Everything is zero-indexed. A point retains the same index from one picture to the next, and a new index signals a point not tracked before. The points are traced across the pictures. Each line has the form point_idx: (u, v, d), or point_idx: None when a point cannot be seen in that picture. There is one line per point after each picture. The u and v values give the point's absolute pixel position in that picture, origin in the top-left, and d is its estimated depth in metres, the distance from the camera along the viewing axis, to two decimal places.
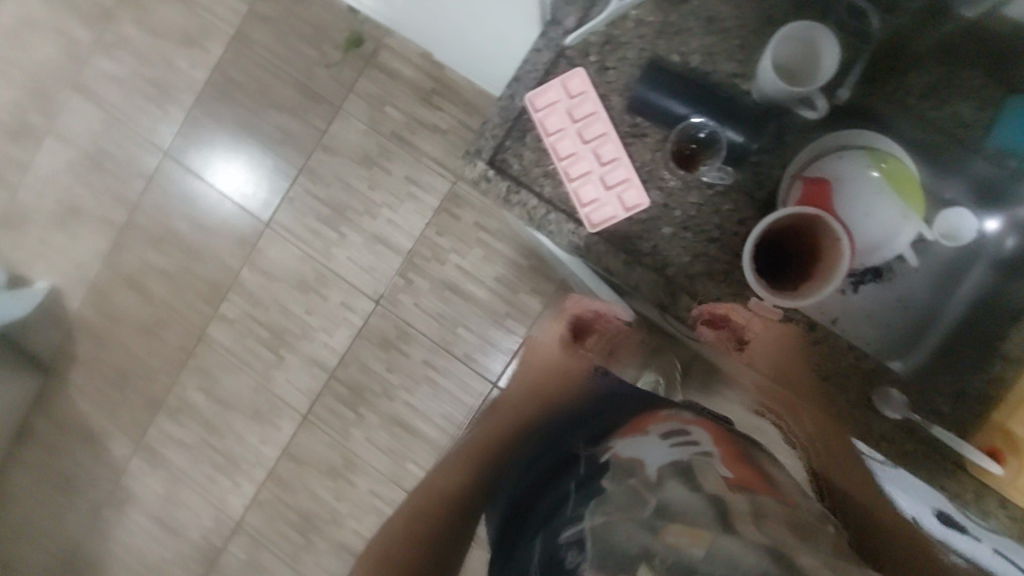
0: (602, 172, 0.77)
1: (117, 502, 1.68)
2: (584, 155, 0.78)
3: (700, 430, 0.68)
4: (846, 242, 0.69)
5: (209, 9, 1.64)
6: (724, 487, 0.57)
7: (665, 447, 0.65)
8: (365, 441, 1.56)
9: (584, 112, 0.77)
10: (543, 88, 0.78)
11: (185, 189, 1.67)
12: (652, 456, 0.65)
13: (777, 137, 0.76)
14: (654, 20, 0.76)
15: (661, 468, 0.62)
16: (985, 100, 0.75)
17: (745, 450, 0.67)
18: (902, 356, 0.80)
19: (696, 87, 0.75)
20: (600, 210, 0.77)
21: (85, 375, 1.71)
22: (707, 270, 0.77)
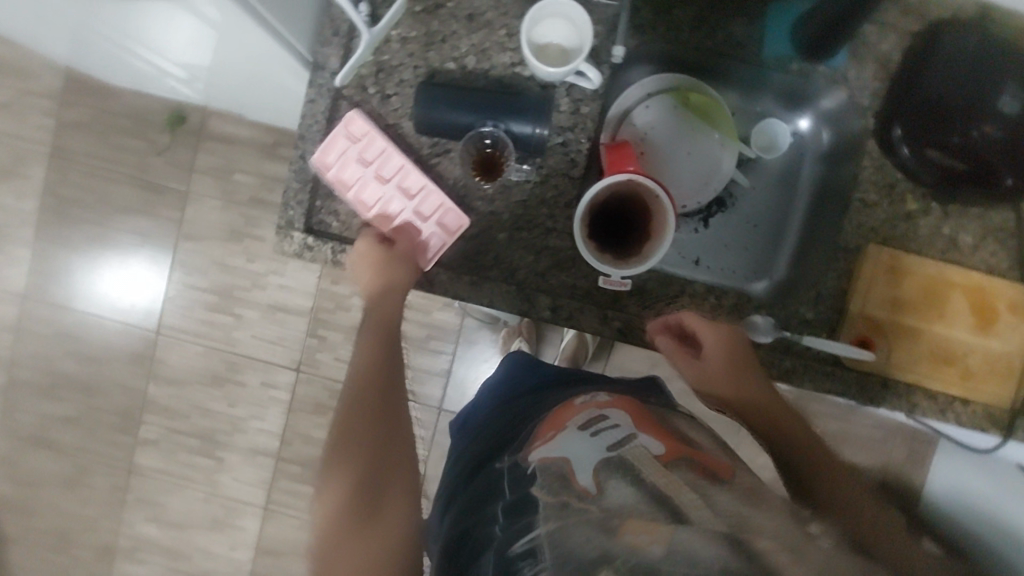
0: (416, 207, 0.75)
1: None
2: (392, 194, 0.75)
3: (614, 408, 0.55)
4: (669, 200, 0.69)
5: (7, 132, 1.47)
6: (659, 466, 0.45)
7: (584, 436, 0.51)
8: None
9: (374, 155, 0.74)
10: (325, 142, 0.73)
11: (56, 326, 1.52)
12: (571, 445, 0.50)
13: (574, 111, 0.75)
14: (417, 34, 0.74)
15: (597, 459, 0.47)
16: (751, 15, 0.76)
17: (665, 422, 0.56)
18: (767, 273, 0.83)
19: (475, 93, 0.73)
20: (428, 246, 0.75)
21: (24, 551, 1.57)
22: (554, 262, 0.76)
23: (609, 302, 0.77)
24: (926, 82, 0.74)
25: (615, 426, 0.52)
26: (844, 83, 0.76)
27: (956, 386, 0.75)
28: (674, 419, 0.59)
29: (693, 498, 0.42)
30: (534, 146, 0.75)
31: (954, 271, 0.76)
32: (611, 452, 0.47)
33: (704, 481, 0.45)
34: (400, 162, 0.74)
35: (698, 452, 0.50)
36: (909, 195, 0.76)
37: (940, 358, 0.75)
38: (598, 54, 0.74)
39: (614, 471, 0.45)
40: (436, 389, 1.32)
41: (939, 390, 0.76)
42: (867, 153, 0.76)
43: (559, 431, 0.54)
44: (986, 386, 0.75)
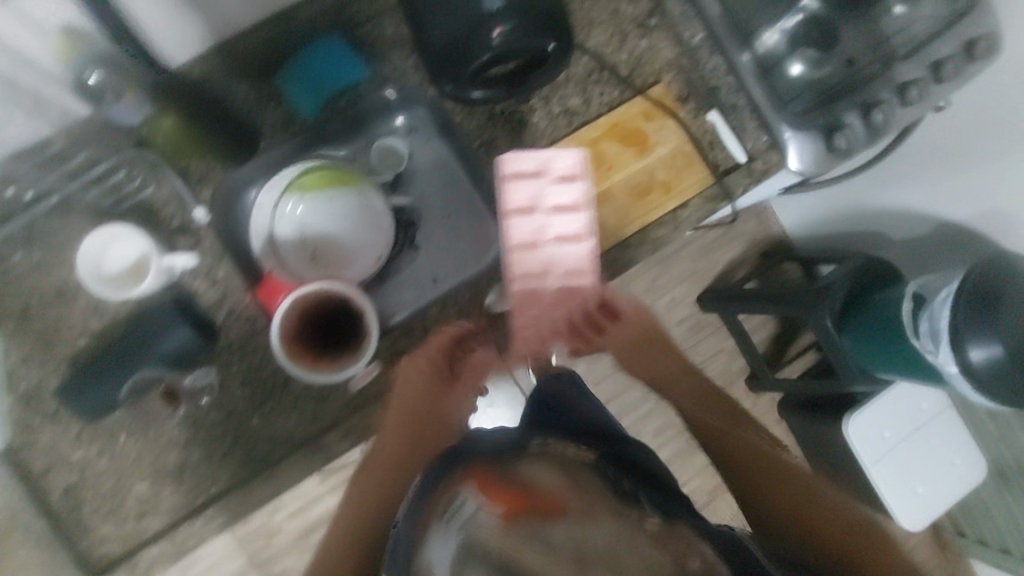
0: (556, 273, 0.82)
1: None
2: (563, 246, 0.81)
3: (462, 483, 0.54)
4: (365, 303, 0.72)
5: None
6: (493, 531, 0.45)
7: (440, 534, 0.50)
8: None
9: (568, 207, 0.81)
10: (517, 160, 0.81)
11: None
12: (437, 548, 0.49)
13: (212, 281, 0.75)
14: (30, 347, 0.72)
15: (451, 560, 0.47)
16: (273, 97, 0.78)
17: (508, 465, 0.55)
18: (492, 241, 0.82)
19: (109, 358, 0.71)
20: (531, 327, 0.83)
21: None
22: (316, 398, 0.74)
23: (385, 387, 0.77)
24: (432, 38, 0.75)
25: (460, 503, 0.51)
26: (387, 77, 0.81)
27: (670, 196, 0.83)
28: (517, 454, 0.58)
29: (534, 549, 0.43)
30: (193, 353, 0.72)
31: (587, 130, 0.83)
32: (457, 542, 0.47)
33: (543, 520, 0.45)
34: (583, 225, 0.80)
35: (530, 482, 0.51)
36: (511, 109, 0.83)
37: (638, 189, 0.83)
38: (187, 226, 0.75)
39: (463, 562, 0.45)
40: None
41: (662, 206, 0.83)
42: (452, 112, 0.82)
43: (430, 532, 0.52)
44: (686, 180, 0.84)
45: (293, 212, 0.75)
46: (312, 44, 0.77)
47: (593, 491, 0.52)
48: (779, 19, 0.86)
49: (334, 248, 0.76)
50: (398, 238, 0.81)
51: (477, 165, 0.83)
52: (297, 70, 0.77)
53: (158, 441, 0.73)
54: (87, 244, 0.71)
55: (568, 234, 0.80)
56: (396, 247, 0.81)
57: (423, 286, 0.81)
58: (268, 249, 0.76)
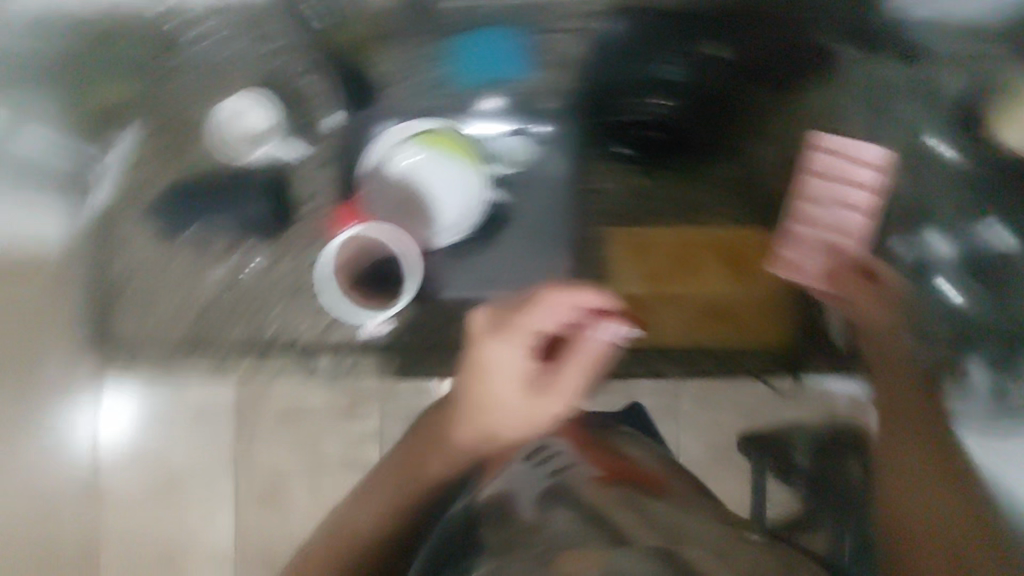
0: (830, 235, 0.79)
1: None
2: (843, 213, 0.79)
3: (558, 437, 0.69)
4: (413, 268, 0.78)
5: None
6: (593, 487, 0.59)
7: (530, 468, 0.66)
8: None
9: (858, 204, 0.79)
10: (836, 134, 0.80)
11: None
12: (523, 480, 0.65)
13: (310, 179, 0.82)
14: (152, 150, 0.82)
15: (536, 493, 0.62)
16: (436, 56, 0.80)
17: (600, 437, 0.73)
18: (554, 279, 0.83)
19: (199, 189, 0.82)
20: (790, 268, 0.80)
21: None
22: (331, 319, 0.82)
23: (387, 344, 0.83)
24: (604, 75, 0.80)
25: (556, 454, 0.66)
26: (549, 91, 0.82)
27: (744, 331, 0.81)
28: (614, 439, 0.74)
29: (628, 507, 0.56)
30: (262, 220, 0.81)
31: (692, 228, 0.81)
32: (550, 479, 0.62)
33: (642, 495, 0.59)
34: (870, 204, 0.79)
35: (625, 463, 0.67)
36: (639, 171, 0.82)
37: (718, 309, 0.80)
38: (317, 122, 0.82)
39: (554, 498, 0.59)
40: None
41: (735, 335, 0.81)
42: (588, 151, 0.83)
43: (512, 464, 0.69)
44: (778, 316, 0.80)
45: (412, 155, 0.81)
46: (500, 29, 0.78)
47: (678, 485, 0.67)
48: (949, 229, 0.79)
49: (425, 203, 0.81)
50: (479, 229, 0.84)
51: (581, 206, 0.83)
52: (471, 47, 0.79)
53: (199, 277, 0.82)
54: (240, 100, 0.80)
55: (849, 208, 0.79)
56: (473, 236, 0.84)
57: (472, 282, 0.83)
58: (372, 176, 0.82)
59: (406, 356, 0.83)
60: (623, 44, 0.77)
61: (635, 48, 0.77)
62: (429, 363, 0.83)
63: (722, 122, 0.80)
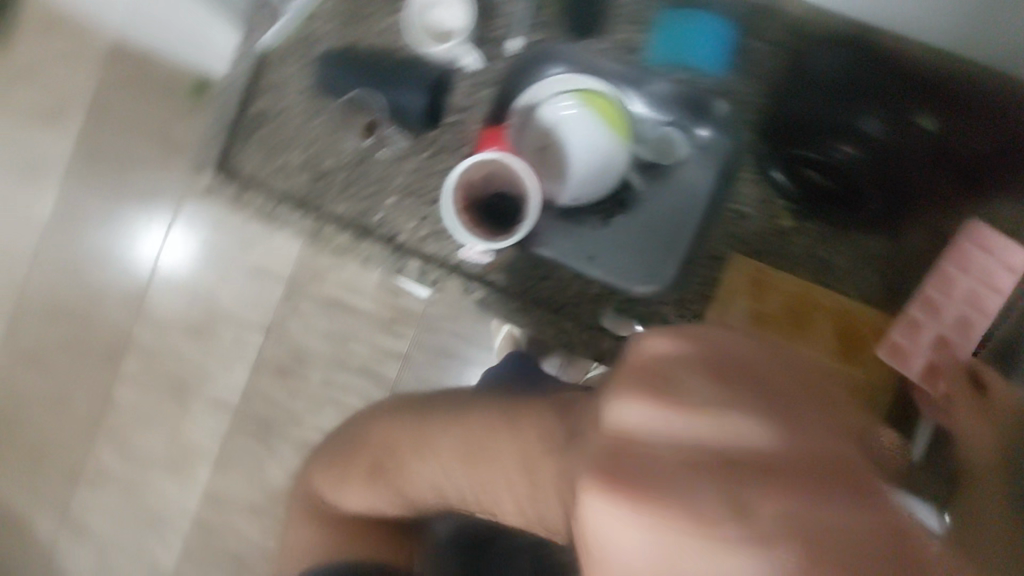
0: (952, 335, 0.68)
1: (76, 564, 1.80)
2: (970, 312, 0.68)
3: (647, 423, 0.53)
4: (529, 214, 0.75)
5: (67, 88, 1.87)
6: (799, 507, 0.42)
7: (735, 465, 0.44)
8: (319, 426, 1.70)
9: (989, 307, 0.67)
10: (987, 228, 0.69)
11: (93, 246, 1.84)
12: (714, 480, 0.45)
13: (472, 92, 0.82)
14: (339, 12, 0.83)
15: None
16: (642, 22, 0.80)
17: None
18: (653, 279, 0.80)
19: (366, 62, 0.81)
20: (897, 355, 0.69)
21: (11, 457, 1.84)
22: (434, 231, 0.81)
23: (477, 275, 0.81)
24: (791, 106, 0.75)
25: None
26: (732, 98, 0.79)
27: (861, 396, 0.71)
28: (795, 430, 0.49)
29: None
30: (409, 115, 0.80)
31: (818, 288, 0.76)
32: None
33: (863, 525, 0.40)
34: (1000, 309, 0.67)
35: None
36: (784, 211, 0.79)
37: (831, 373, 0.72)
38: (499, 42, 0.81)
39: None
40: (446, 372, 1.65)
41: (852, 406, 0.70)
42: (744, 171, 0.80)
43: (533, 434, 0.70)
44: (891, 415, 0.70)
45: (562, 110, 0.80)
46: (713, 21, 0.77)
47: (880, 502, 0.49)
48: None
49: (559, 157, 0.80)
50: (604, 201, 0.82)
51: (711, 221, 0.80)
52: (680, 28, 0.77)
53: (332, 143, 0.83)
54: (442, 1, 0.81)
55: (978, 308, 0.68)
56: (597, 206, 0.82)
57: (573, 250, 0.81)
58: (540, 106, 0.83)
59: (489, 293, 0.80)
60: (825, 78, 0.73)
61: (834, 89, 0.73)
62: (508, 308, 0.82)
63: (895, 195, 0.74)
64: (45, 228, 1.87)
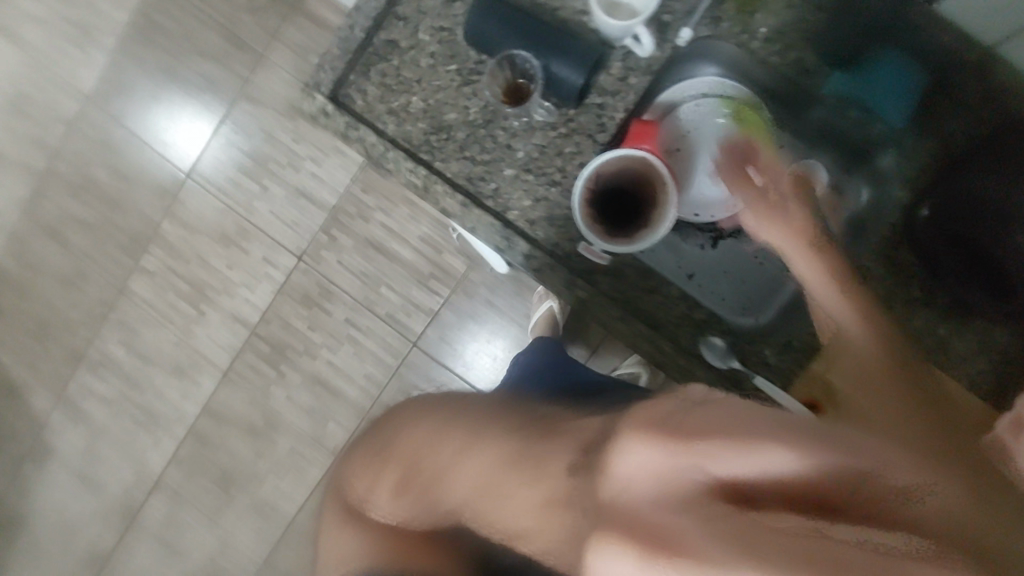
0: None
1: (62, 445, 1.79)
2: None
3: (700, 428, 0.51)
4: (661, 227, 0.70)
5: None
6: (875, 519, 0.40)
7: None
8: (331, 362, 1.67)
9: None
10: None
11: (132, 129, 1.75)
12: None
13: (622, 77, 0.74)
14: None
15: None
16: (832, 47, 0.72)
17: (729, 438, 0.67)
18: (754, 315, 0.77)
19: (524, 21, 0.74)
20: None
21: (13, 324, 1.79)
22: (547, 216, 0.75)
23: (584, 274, 0.74)
24: (966, 179, 0.66)
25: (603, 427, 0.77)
26: (892, 151, 0.73)
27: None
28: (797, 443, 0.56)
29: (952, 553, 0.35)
30: (560, 90, 0.73)
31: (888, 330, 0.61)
32: None
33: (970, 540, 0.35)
34: None
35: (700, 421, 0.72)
36: (916, 282, 0.74)
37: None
38: (667, 29, 0.74)
39: None
40: (470, 340, 1.62)
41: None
42: (885, 228, 0.74)
43: None
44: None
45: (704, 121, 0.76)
46: (898, 62, 0.69)
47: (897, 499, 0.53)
48: None
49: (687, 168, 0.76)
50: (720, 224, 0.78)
51: None
52: (862, 64, 0.70)
53: (459, 96, 0.76)
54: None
55: None
56: (708, 227, 0.78)
57: (678, 265, 0.77)
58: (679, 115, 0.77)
59: (592, 296, 0.74)
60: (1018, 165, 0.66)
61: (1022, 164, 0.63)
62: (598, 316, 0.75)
63: None
64: (85, 101, 1.77)
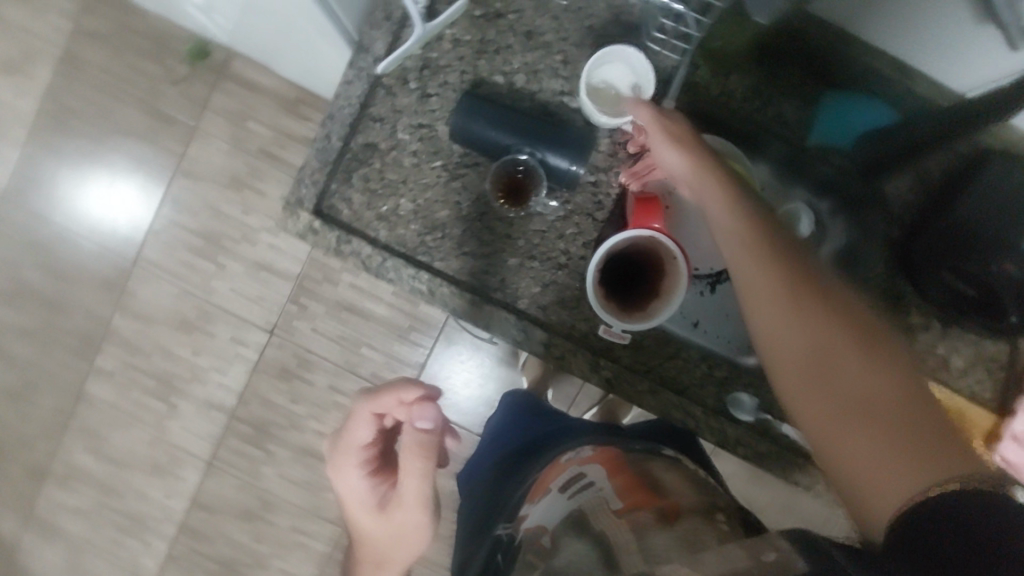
0: None
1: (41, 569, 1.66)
2: None
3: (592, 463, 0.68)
4: (675, 301, 0.69)
5: (28, 31, 1.59)
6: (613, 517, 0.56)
7: (562, 494, 0.65)
8: (321, 432, 1.61)
9: None
10: None
11: (60, 222, 1.62)
12: (548, 507, 0.64)
13: (611, 152, 0.75)
14: (470, 39, 0.74)
15: (562, 509, 0.62)
16: (805, 97, 0.77)
17: (641, 466, 0.67)
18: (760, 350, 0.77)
19: (509, 112, 0.73)
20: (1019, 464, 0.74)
21: None
22: (559, 300, 0.75)
23: (603, 352, 0.75)
24: (964, 205, 0.72)
25: (590, 485, 0.63)
26: (882, 201, 0.77)
27: (898, 487, 0.48)
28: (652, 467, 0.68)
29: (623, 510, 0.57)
30: (559, 178, 0.74)
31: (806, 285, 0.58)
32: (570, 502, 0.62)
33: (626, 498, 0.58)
34: None
35: (673, 504, 0.56)
36: (914, 307, 0.78)
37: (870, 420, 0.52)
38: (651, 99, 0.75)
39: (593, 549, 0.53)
40: (462, 387, 1.59)
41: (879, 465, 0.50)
42: (876, 261, 0.77)
43: (544, 492, 0.68)
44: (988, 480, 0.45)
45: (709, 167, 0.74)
46: (911, 122, 0.71)
47: (705, 514, 0.56)
48: None
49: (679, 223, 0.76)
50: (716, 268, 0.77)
51: None
52: (855, 117, 0.76)
53: (449, 192, 0.75)
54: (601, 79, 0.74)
55: None
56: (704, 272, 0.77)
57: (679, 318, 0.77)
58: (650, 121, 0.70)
59: (618, 372, 0.75)
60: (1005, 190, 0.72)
61: (1010, 196, 0.71)
62: (626, 391, 0.76)
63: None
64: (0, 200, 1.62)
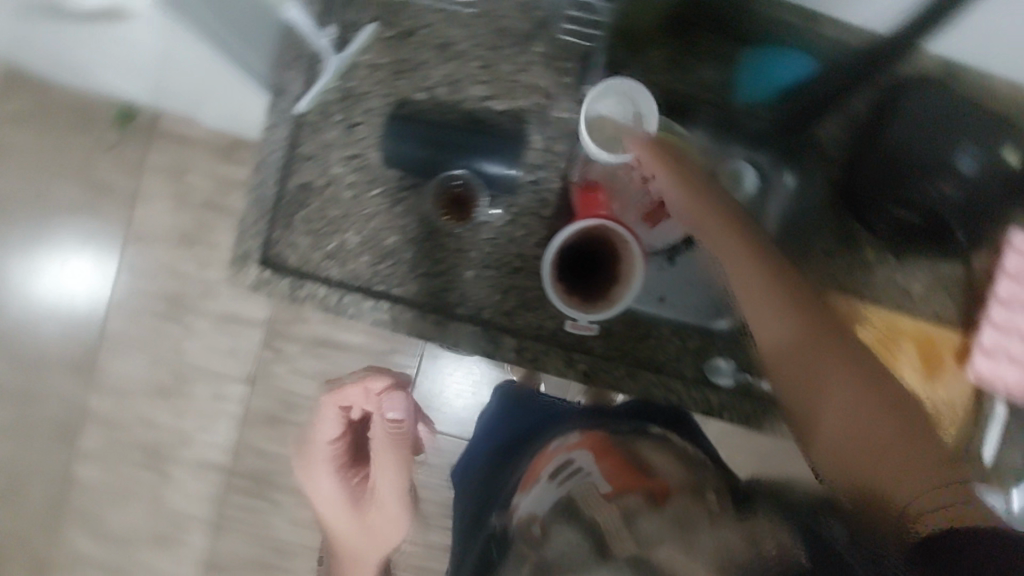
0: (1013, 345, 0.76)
1: None
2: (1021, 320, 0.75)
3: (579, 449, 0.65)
4: (635, 282, 0.69)
5: None
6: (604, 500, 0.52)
7: (552, 484, 0.60)
8: None
9: None
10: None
11: (16, 311, 1.58)
12: (539, 499, 0.59)
13: (546, 148, 0.75)
14: (386, 61, 0.73)
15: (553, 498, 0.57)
16: (723, 59, 0.79)
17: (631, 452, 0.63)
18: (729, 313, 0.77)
19: (437, 128, 0.73)
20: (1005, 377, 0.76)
21: None
22: (522, 303, 0.75)
23: (575, 345, 0.76)
24: (893, 134, 0.73)
25: (578, 472, 0.59)
26: (815, 144, 0.79)
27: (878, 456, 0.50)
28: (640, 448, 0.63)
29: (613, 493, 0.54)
30: (498, 184, 0.74)
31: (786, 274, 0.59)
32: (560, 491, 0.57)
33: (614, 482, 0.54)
34: None
35: (663, 484, 0.53)
36: (866, 243, 0.80)
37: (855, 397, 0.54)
38: (575, 89, 0.76)
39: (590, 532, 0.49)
40: None
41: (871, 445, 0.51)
42: (820, 205, 0.79)
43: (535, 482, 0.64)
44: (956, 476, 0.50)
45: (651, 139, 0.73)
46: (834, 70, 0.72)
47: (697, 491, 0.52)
48: None
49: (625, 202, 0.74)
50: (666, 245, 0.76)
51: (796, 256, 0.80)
52: (775, 70, 0.76)
53: (393, 218, 0.74)
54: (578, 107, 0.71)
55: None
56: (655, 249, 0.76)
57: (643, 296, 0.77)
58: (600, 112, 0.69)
59: (592, 362, 0.76)
60: (934, 112, 0.73)
61: (934, 121, 0.72)
62: (604, 378, 0.77)
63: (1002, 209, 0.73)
64: None
